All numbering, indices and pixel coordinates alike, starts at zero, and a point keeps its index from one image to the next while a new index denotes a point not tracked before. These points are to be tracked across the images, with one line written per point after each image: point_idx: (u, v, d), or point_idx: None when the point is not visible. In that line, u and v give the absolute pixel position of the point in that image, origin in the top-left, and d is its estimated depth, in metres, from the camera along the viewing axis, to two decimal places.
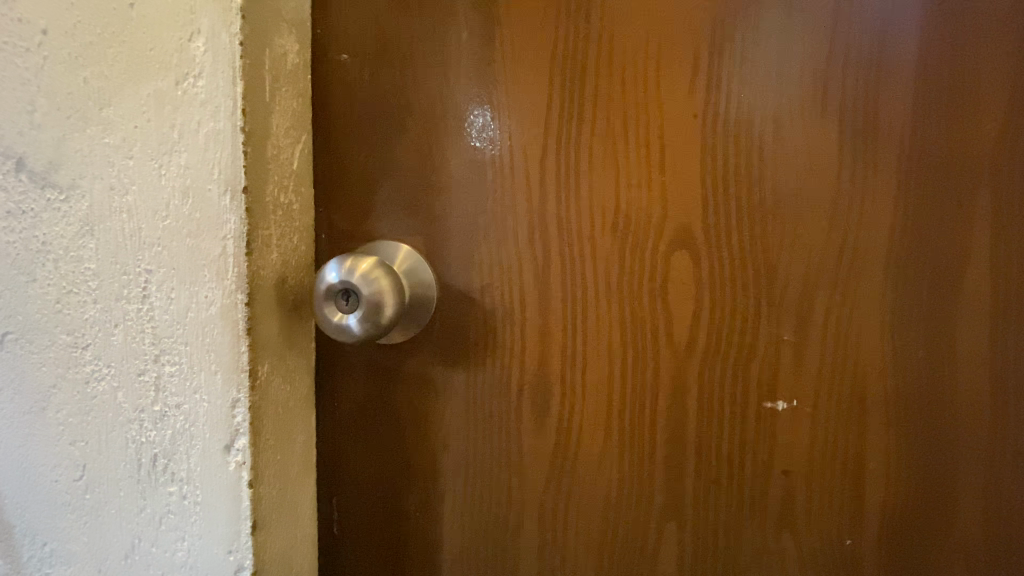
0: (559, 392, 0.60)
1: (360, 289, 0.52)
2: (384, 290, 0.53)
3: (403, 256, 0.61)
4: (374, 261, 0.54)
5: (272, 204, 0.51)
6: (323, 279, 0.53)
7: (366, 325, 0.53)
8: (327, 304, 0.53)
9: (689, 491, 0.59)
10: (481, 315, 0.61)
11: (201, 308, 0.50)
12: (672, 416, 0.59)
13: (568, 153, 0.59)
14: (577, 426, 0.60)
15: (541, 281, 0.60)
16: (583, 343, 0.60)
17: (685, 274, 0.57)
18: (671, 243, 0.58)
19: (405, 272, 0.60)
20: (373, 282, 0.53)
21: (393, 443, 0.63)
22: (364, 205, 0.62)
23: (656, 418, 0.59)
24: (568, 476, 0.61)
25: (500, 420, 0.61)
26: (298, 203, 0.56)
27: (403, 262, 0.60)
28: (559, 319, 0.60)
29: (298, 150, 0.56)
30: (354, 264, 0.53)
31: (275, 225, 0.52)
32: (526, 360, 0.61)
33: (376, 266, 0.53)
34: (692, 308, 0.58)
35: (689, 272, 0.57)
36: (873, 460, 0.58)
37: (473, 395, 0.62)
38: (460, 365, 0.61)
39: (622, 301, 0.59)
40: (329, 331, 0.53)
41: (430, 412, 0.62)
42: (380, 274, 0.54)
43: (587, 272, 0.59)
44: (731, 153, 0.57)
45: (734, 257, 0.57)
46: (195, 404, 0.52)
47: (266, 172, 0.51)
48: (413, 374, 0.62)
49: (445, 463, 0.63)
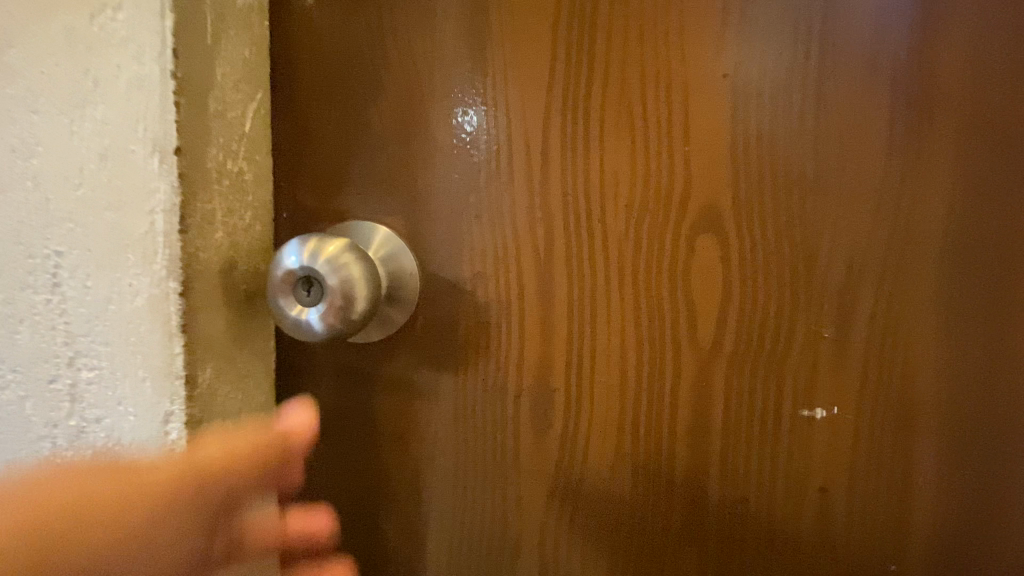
0: (563, 398, 0.52)
1: (324, 276, 0.43)
2: (354, 279, 0.44)
3: (381, 241, 0.52)
4: (343, 243, 0.45)
5: (218, 171, 0.42)
6: (281, 263, 0.43)
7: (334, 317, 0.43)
8: (285, 294, 0.44)
9: (712, 510, 0.52)
10: (473, 309, 0.52)
11: (126, 300, 0.40)
12: (694, 426, 0.51)
13: (575, 118, 0.50)
14: (584, 438, 0.52)
15: (543, 270, 0.51)
16: (592, 341, 0.51)
17: (711, 262, 0.49)
18: (695, 224, 0.49)
19: (382, 258, 0.51)
20: (341, 269, 0.43)
21: (369, 458, 0.54)
22: (334, 179, 0.53)
23: (676, 428, 0.51)
24: (573, 495, 0.53)
25: (494, 432, 0.53)
26: (253, 173, 0.46)
27: (380, 247, 0.51)
28: (564, 313, 0.51)
29: (252, 109, 0.46)
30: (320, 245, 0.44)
31: (222, 198, 0.42)
32: (525, 361, 0.52)
33: (345, 250, 0.44)
34: (719, 301, 0.50)
35: (716, 259, 0.49)
36: (922, 474, 0.51)
37: (463, 403, 0.53)
38: (448, 368, 0.53)
39: (638, 293, 0.50)
40: (287, 327, 0.44)
41: (411, 422, 0.54)
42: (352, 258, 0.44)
43: (597, 258, 0.51)
44: (765, 119, 0.49)
45: (768, 242, 0.49)
46: (123, 417, 0.42)
47: (208, 131, 0.41)
48: (392, 378, 0.53)
49: (430, 481, 0.54)
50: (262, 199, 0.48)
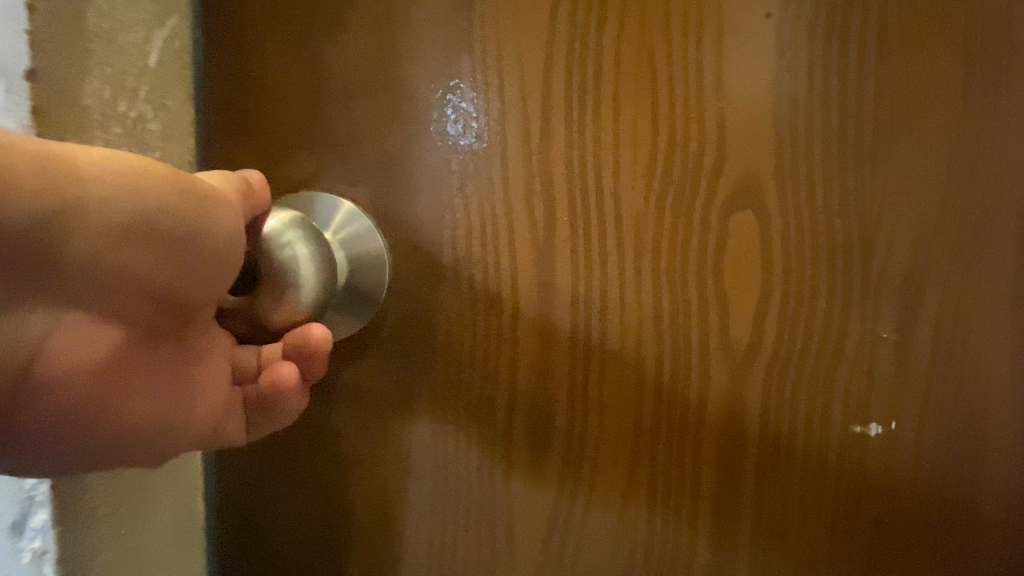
0: (566, 412, 0.43)
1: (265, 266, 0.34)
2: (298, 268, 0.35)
3: (342, 219, 0.42)
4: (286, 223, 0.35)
5: (104, 111, 0.33)
6: None
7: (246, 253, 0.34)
8: None
9: (742, 546, 0.43)
10: (456, 302, 0.42)
11: None
12: (724, 445, 0.42)
13: (583, 68, 0.41)
14: (591, 460, 0.43)
15: (542, 254, 0.42)
16: (601, 341, 0.42)
17: (748, 245, 0.41)
18: (728, 200, 0.40)
19: (343, 241, 0.41)
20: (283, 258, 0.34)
21: (326, 484, 0.45)
22: (284, 141, 0.42)
23: (703, 447, 0.42)
24: (577, 527, 0.44)
25: (481, 452, 0.43)
26: (159, 120, 0.37)
27: (341, 228, 0.42)
28: (566, 307, 0.42)
29: (157, 40, 0.37)
30: (325, 255, 0.37)
31: (112, 148, 0.33)
32: (520, 366, 0.42)
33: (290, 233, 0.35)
34: (755, 293, 0.41)
35: (753, 241, 0.41)
36: (1004, 510, 0.41)
37: (443, 418, 0.43)
38: (424, 374, 0.43)
39: (658, 282, 0.41)
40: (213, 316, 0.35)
41: (379, 440, 0.44)
42: (310, 292, 0.35)
43: (609, 240, 0.41)
44: (816, 72, 0.40)
45: (817, 220, 0.40)
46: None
47: (90, 58, 0.32)
48: (355, 386, 0.44)
49: (402, 512, 0.44)
50: (174, 154, 0.39)
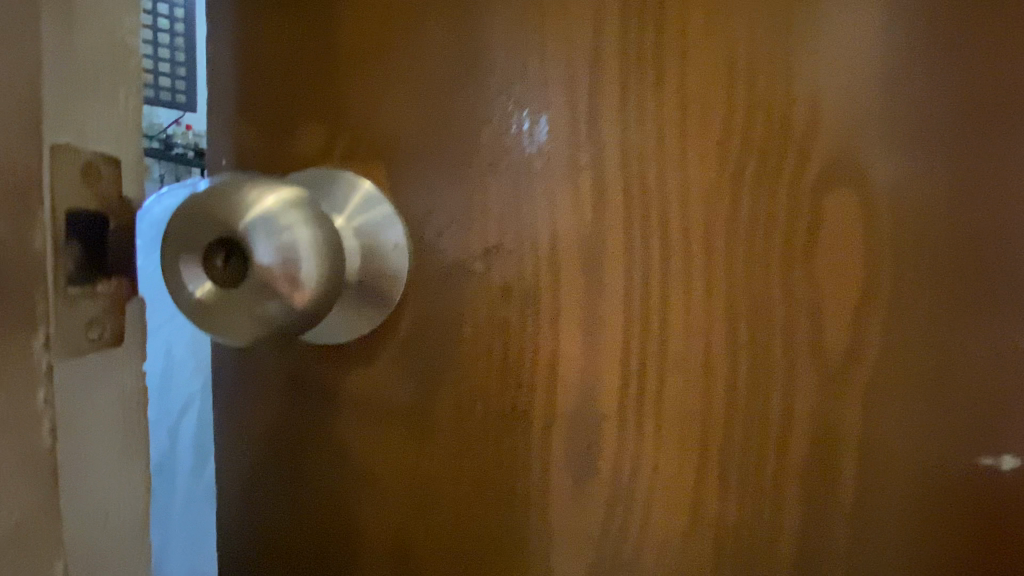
0: (615, 434, 0.35)
1: (255, 259, 0.27)
2: (295, 265, 0.28)
3: (358, 201, 0.36)
4: (282, 207, 0.28)
5: None
6: (194, 224, 0.27)
7: (233, 234, 0.27)
8: (188, 261, 0.27)
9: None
10: (483, 299, 0.36)
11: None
12: (814, 479, 0.34)
13: (644, 17, 0.33)
14: (645, 495, 0.35)
15: (588, 243, 0.34)
16: (661, 350, 0.34)
17: (846, 233, 0.33)
18: (823, 177, 0.33)
19: (358, 226, 0.35)
20: (279, 251, 0.27)
21: (333, 506, 0.39)
22: (294, 115, 0.37)
23: (787, 483, 0.34)
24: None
25: (512, 479, 0.36)
26: None
27: (356, 211, 0.35)
28: (618, 307, 0.34)
29: None
30: (326, 276, 0.29)
31: None
32: (559, 378, 0.35)
33: (287, 220, 0.28)
34: (856, 293, 0.33)
35: (852, 227, 0.33)
36: None
37: (467, 436, 0.37)
38: (446, 384, 0.37)
39: (733, 278, 0.33)
40: (185, 308, 0.28)
41: (393, 458, 0.38)
42: (285, 312, 0.28)
43: (673, 226, 0.34)
44: (930, 27, 0.32)
45: (935, 203, 0.33)
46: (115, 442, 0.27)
47: None
48: (367, 397, 0.38)
49: (419, 541, 0.38)
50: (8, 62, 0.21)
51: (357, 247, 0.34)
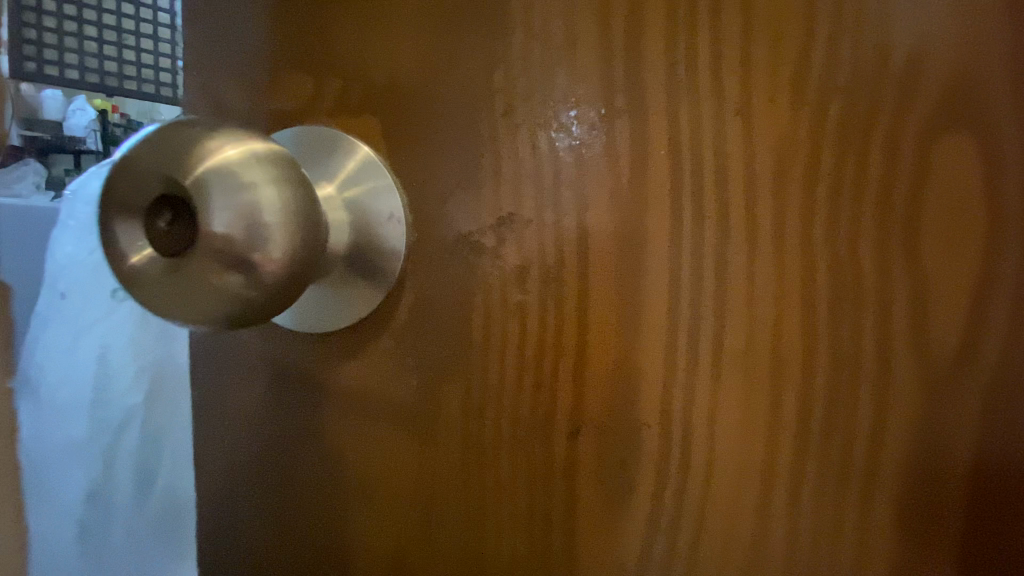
0: (655, 444, 0.28)
1: (207, 223, 0.22)
2: (258, 233, 0.22)
3: (352, 172, 0.31)
4: (247, 162, 0.23)
5: None
6: (141, 178, 0.22)
7: (182, 189, 0.22)
8: (133, 223, 0.22)
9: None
10: (493, 277, 0.29)
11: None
12: (915, 510, 0.26)
13: None
14: (693, 521, 0.28)
15: (622, 208, 0.27)
16: (717, 343, 0.27)
17: (968, 196, 0.25)
18: (937, 117, 0.25)
19: (351, 203, 0.30)
20: (237, 215, 0.22)
21: (321, 523, 0.33)
22: (281, 64, 0.32)
23: (876, 509, 0.27)
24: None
25: (533, 497, 0.30)
26: None
27: (350, 185, 0.30)
28: (662, 288, 0.27)
29: None
30: (296, 253, 0.23)
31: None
32: (585, 373, 0.29)
33: (252, 179, 0.22)
34: (976, 274, 0.25)
35: (975, 188, 0.25)
36: None
37: (478, 444, 0.31)
38: (451, 379, 0.31)
39: (811, 253, 0.26)
40: (126, 279, 0.23)
41: (389, 466, 0.32)
42: (240, 293, 0.23)
43: (732, 187, 0.26)
44: None
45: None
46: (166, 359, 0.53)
47: None
48: (362, 394, 0.32)
49: (421, 568, 0.32)
50: None
51: (349, 228, 0.30)
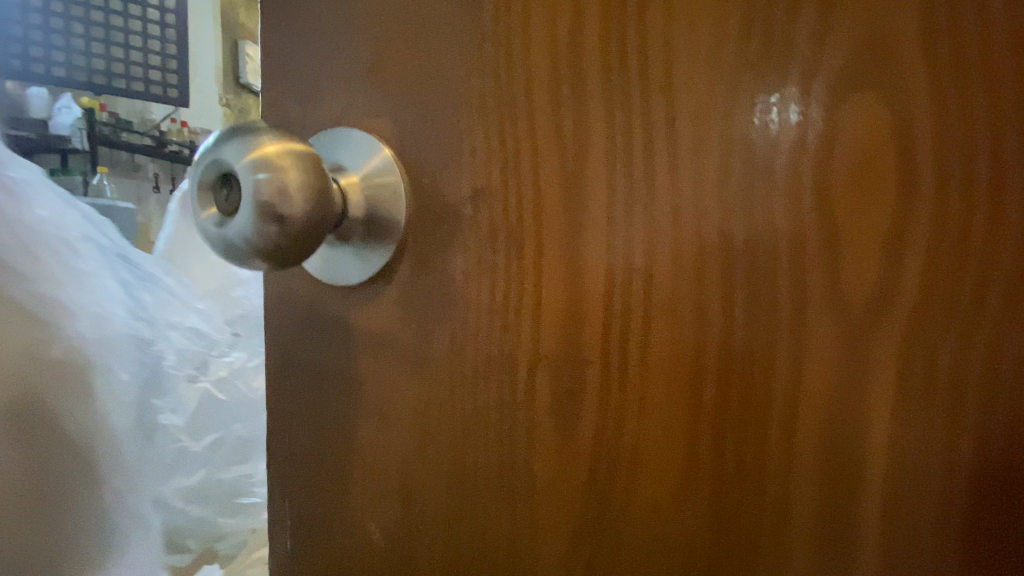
0: (597, 379, 0.33)
1: (254, 193, 0.31)
2: (285, 200, 0.31)
3: (368, 163, 0.39)
4: (284, 152, 0.32)
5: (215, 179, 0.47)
6: (218, 164, 0.32)
7: (239, 170, 0.32)
8: (212, 194, 0.33)
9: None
10: (470, 238, 0.36)
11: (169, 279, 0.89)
12: (833, 445, 0.29)
13: None
14: (630, 453, 0.32)
15: (567, 182, 0.33)
16: (645, 295, 0.31)
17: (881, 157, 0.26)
18: (842, 80, 0.27)
19: (363, 186, 0.38)
20: (272, 188, 0.31)
21: (347, 441, 0.42)
22: (321, 82, 0.42)
23: (796, 439, 0.29)
24: (609, 541, 0.34)
25: (502, 421, 0.36)
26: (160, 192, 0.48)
27: (365, 173, 0.39)
28: (600, 250, 0.32)
29: None
30: (310, 214, 0.32)
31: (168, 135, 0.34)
32: (540, 317, 0.34)
33: (286, 163, 0.32)
34: (886, 230, 0.27)
35: (889, 150, 0.26)
36: None
37: (458, 380, 0.37)
38: (440, 322, 0.38)
39: (729, 215, 0.29)
40: (204, 233, 0.33)
41: (395, 392, 0.40)
42: (276, 240, 0.32)
43: (658, 161, 0.30)
44: None
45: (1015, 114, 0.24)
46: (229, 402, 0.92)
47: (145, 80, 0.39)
48: (376, 335, 0.40)
49: (419, 477, 0.39)
50: None
51: (362, 198, 0.38)
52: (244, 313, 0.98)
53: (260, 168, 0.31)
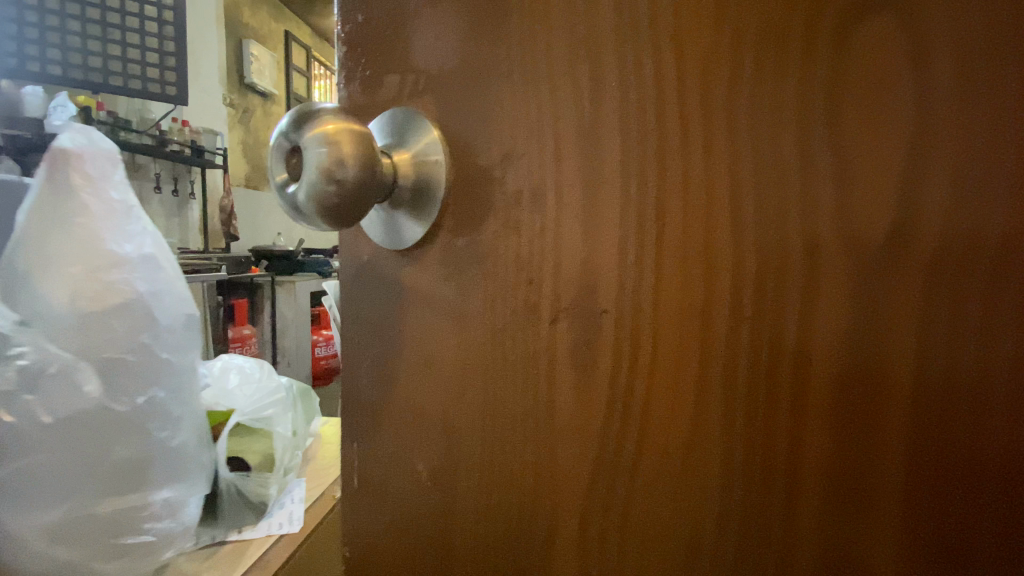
0: (617, 328, 0.34)
1: (315, 159, 0.34)
2: (343, 164, 0.34)
3: (414, 136, 0.39)
4: (343, 125, 0.35)
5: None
6: (289, 140, 0.36)
7: (304, 141, 0.35)
8: (287, 166, 0.36)
9: (884, 567, 0.31)
10: (500, 199, 0.38)
11: (108, 265, 0.78)
12: (850, 378, 0.30)
13: None
14: (644, 400, 0.34)
15: (583, 143, 0.34)
16: (663, 247, 0.32)
17: (889, 121, 0.28)
18: (846, 37, 0.29)
19: (413, 158, 0.39)
20: (332, 155, 0.34)
21: (384, 396, 0.44)
22: (348, 50, 0.42)
23: (812, 374, 0.30)
24: (624, 489, 0.35)
25: (529, 371, 0.38)
26: None
27: (413, 146, 0.39)
28: (617, 205, 0.34)
29: None
30: (366, 177, 0.35)
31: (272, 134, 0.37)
32: (564, 272, 0.36)
33: (344, 132, 0.34)
34: (893, 197, 0.28)
35: (900, 102, 0.28)
36: None
37: (488, 334, 0.39)
38: (471, 280, 0.39)
39: (739, 170, 0.31)
40: (283, 200, 0.37)
41: (431, 348, 0.41)
42: (334, 200, 0.34)
43: (673, 118, 0.32)
44: None
45: (993, 77, 0.27)
46: (51, 440, 0.70)
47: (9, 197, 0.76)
48: (413, 294, 0.42)
49: (456, 425, 0.41)
50: None
51: (411, 170, 0.39)
52: (125, 304, 0.77)
53: (320, 138, 0.34)
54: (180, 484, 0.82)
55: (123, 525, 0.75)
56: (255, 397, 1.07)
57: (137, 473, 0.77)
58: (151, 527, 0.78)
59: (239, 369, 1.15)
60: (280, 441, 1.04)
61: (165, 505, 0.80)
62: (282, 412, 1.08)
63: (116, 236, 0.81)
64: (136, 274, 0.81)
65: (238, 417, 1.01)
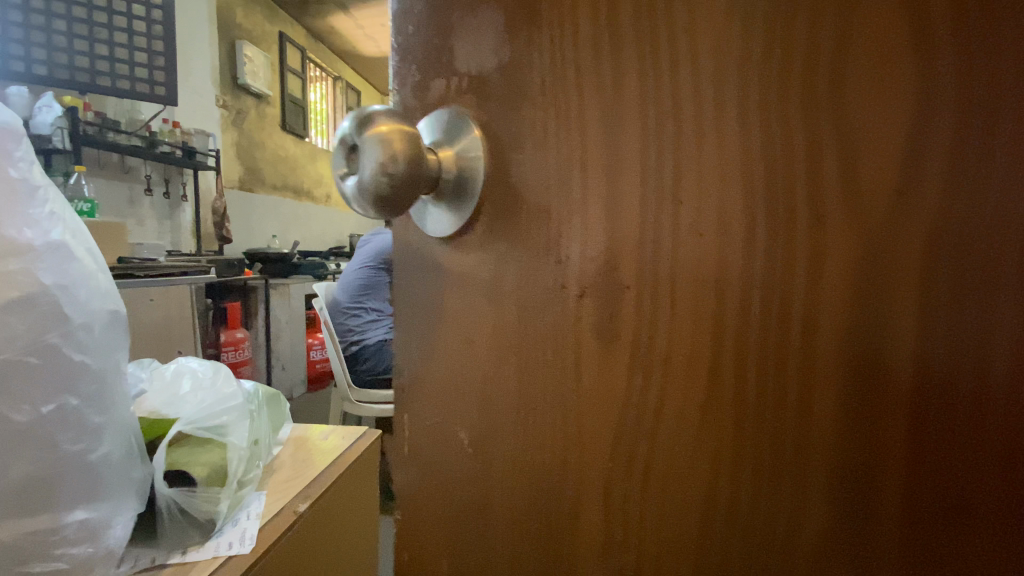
0: (640, 299, 0.37)
1: (370, 155, 0.38)
2: (393, 157, 0.38)
3: (456, 135, 0.44)
4: (394, 124, 0.39)
5: None
6: (348, 139, 0.41)
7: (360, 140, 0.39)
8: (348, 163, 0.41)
9: (893, 514, 0.32)
10: (531, 184, 0.41)
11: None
12: (857, 336, 0.32)
13: None
14: (663, 364, 0.37)
15: (608, 130, 0.38)
16: (683, 224, 0.36)
17: (894, 128, 0.31)
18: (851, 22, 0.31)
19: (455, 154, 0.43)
20: (384, 150, 0.38)
21: (425, 367, 0.48)
22: (399, 58, 0.48)
23: (819, 334, 0.33)
24: (643, 455, 0.39)
25: (558, 340, 0.41)
26: None
27: (455, 143, 0.43)
28: (641, 185, 0.37)
29: None
30: (413, 169, 0.39)
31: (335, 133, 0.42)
32: (590, 248, 0.39)
33: (394, 130, 0.39)
34: (897, 184, 0.31)
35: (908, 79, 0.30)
36: None
37: (520, 307, 0.43)
38: (504, 259, 0.43)
39: (755, 151, 0.33)
40: (342, 190, 0.41)
41: (468, 322, 0.46)
42: (386, 189, 0.38)
43: (692, 104, 0.35)
44: None
45: (999, 69, 0.29)
46: None
47: None
48: (453, 273, 0.46)
49: (492, 391, 0.45)
50: None
51: (454, 164, 0.43)
52: (24, 298, 0.62)
53: (374, 136, 0.38)
54: (89, 503, 0.68)
55: (29, 551, 0.63)
56: (204, 403, 0.97)
57: (43, 492, 0.63)
58: (64, 552, 0.65)
59: (192, 372, 1.08)
60: (234, 452, 0.95)
61: (81, 526, 0.67)
62: (237, 420, 0.99)
63: (13, 222, 0.64)
64: (39, 264, 0.64)
65: (182, 425, 0.91)
